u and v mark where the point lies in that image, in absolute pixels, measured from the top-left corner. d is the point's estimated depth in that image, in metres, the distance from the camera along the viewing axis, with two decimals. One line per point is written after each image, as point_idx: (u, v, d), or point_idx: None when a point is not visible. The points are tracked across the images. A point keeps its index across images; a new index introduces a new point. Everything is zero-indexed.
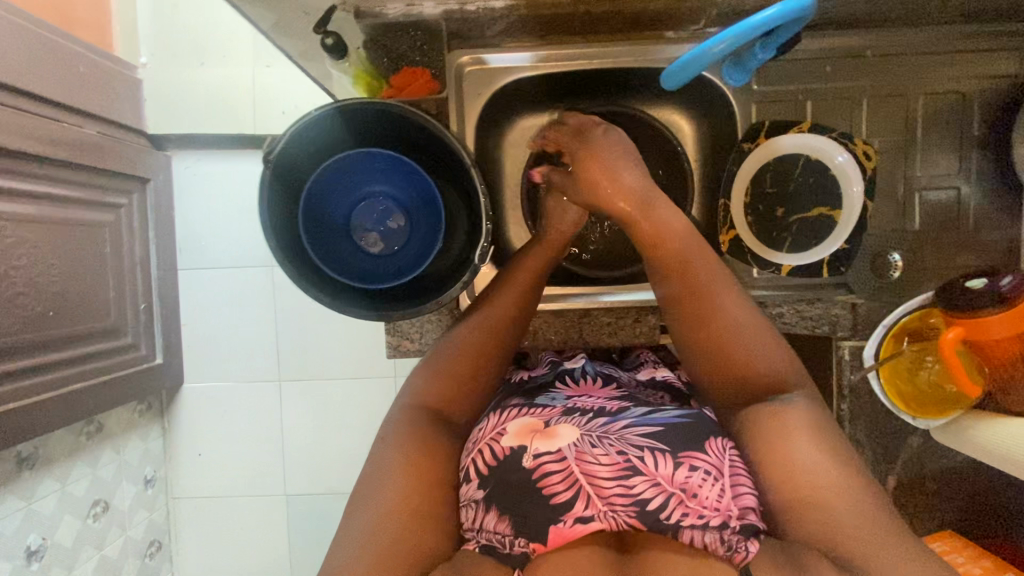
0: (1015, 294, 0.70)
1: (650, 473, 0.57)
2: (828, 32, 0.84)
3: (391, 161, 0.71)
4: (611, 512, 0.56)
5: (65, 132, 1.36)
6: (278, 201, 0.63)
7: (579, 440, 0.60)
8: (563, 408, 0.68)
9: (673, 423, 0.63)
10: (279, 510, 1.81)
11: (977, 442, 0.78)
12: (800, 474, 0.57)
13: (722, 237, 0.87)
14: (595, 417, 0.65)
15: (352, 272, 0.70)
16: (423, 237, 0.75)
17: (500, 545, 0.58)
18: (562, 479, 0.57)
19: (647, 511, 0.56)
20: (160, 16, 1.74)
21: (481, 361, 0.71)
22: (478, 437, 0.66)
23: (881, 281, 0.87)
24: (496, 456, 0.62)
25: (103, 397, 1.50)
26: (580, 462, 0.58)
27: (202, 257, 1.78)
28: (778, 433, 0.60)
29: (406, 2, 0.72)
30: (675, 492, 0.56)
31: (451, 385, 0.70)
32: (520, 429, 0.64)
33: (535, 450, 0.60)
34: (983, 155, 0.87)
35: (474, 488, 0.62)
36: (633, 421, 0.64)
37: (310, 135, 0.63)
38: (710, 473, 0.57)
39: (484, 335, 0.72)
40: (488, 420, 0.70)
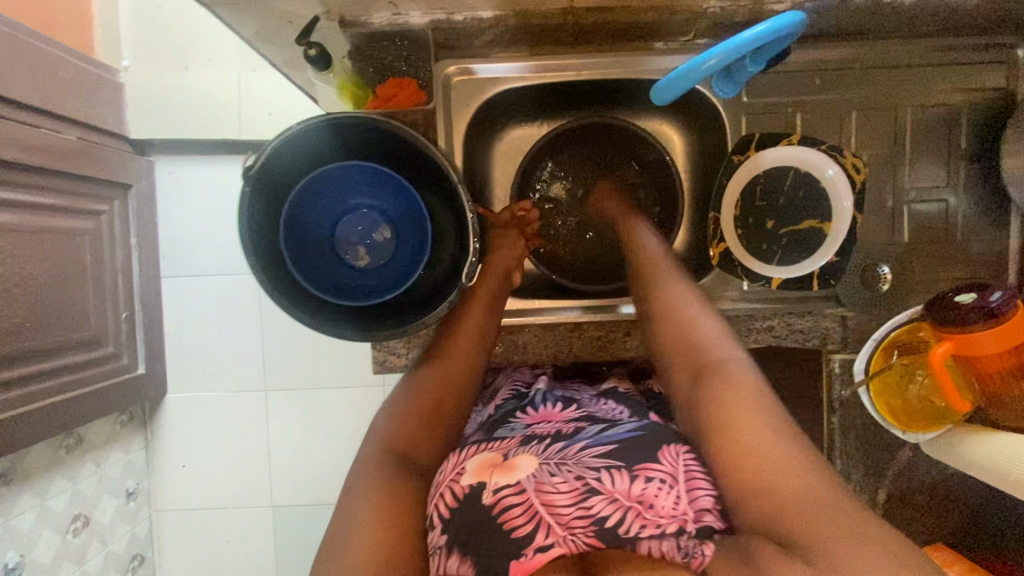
0: (1007, 311, 0.69)
1: (607, 490, 0.57)
2: (817, 44, 0.83)
3: (376, 173, 0.69)
4: (571, 537, 0.56)
5: (43, 138, 1.33)
6: (260, 220, 0.61)
7: (539, 469, 0.60)
8: (521, 437, 0.67)
9: (628, 439, 0.63)
10: (266, 522, 1.78)
11: (967, 456, 0.77)
12: (749, 456, 0.55)
13: (712, 250, 0.87)
14: (552, 443, 0.65)
15: (338, 288, 0.69)
16: (411, 249, 0.73)
17: None
18: (523, 512, 0.57)
19: (607, 528, 0.56)
20: (142, 18, 1.71)
21: (449, 385, 0.72)
22: (438, 480, 0.63)
23: (872, 294, 0.86)
24: (455, 497, 0.59)
25: (83, 408, 1.47)
26: (539, 493, 0.57)
27: (186, 264, 1.75)
28: (725, 414, 0.59)
29: (393, 10, 0.72)
30: (633, 505, 0.56)
31: (423, 410, 0.70)
32: (478, 465, 0.62)
33: (494, 485, 0.59)
34: (970, 167, 0.87)
35: (438, 534, 0.59)
36: (588, 442, 0.64)
37: (290, 151, 0.61)
38: (665, 481, 0.58)
39: (450, 360, 0.74)
40: (449, 461, 0.66)
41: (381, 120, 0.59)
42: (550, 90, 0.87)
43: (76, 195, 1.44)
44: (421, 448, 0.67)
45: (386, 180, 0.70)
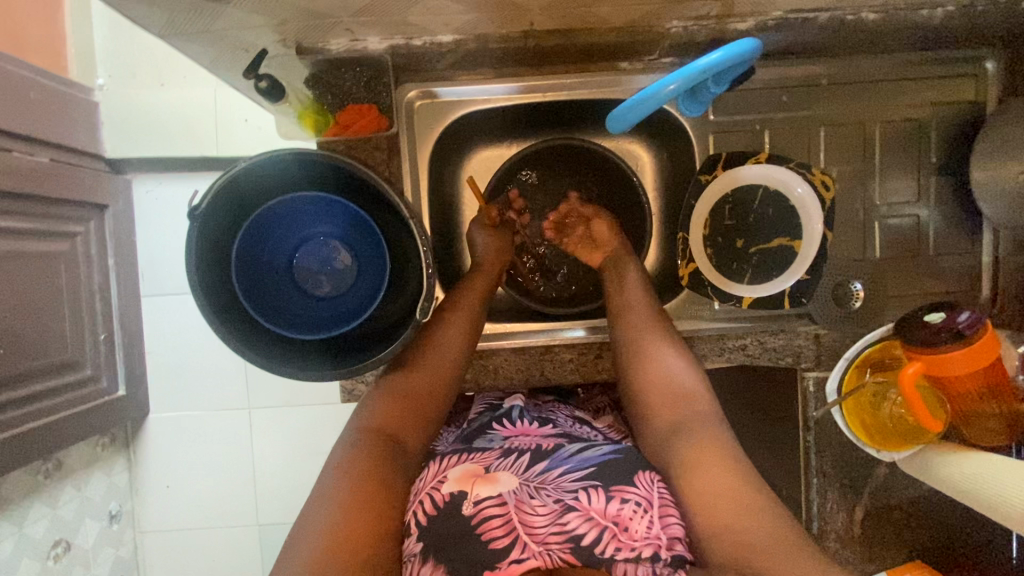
0: (972, 331, 0.68)
1: (584, 509, 0.59)
2: (783, 62, 0.82)
3: (330, 204, 0.67)
4: (547, 551, 0.57)
5: (15, 162, 1.31)
6: (209, 263, 0.59)
7: (519, 488, 0.62)
8: (502, 451, 0.68)
9: (606, 462, 0.64)
10: (251, 540, 1.76)
11: (941, 476, 0.77)
12: (717, 498, 0.57)
13: (682, 270, 0.85)
14: (532, 463, 0.65)
15: (298, 321, 0.68)
16: (370, 278, 0.71)
17: None
18: (502, 525, 0.59)
19: (582, 547, 0.57)
20: (117, 36, 1.69)
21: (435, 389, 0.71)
22: (418, 488, 0.65)
23: (844, 311, 0.85)
24: (435, 506, 0.61)
25: (62, 434, 1.45)
26: (518, 510, 0.59)
27: (166, 283, 1.73)
28: (700, 460, 0.60)
29: (350, 37, 0.71)
30: (608, 526, 0.58)
31: (405, 414, 0.67)
32: (461, 475, 0.64)
33: (474, 496, 0.61)
34: (940, 181, 0.87)
35: (415, 541, 0.61)
36: (565, 468, 0.64)
37: (237, 187, 0.59)
38: (641, 505, 0.59)
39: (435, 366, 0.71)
40: (429, 468, 0.67)
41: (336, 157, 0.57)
42: (515, 110, 0.86)
43: (51, 218, 1.42)
44: (405, 436, 0.66)
45: (340, 213, 0.68)
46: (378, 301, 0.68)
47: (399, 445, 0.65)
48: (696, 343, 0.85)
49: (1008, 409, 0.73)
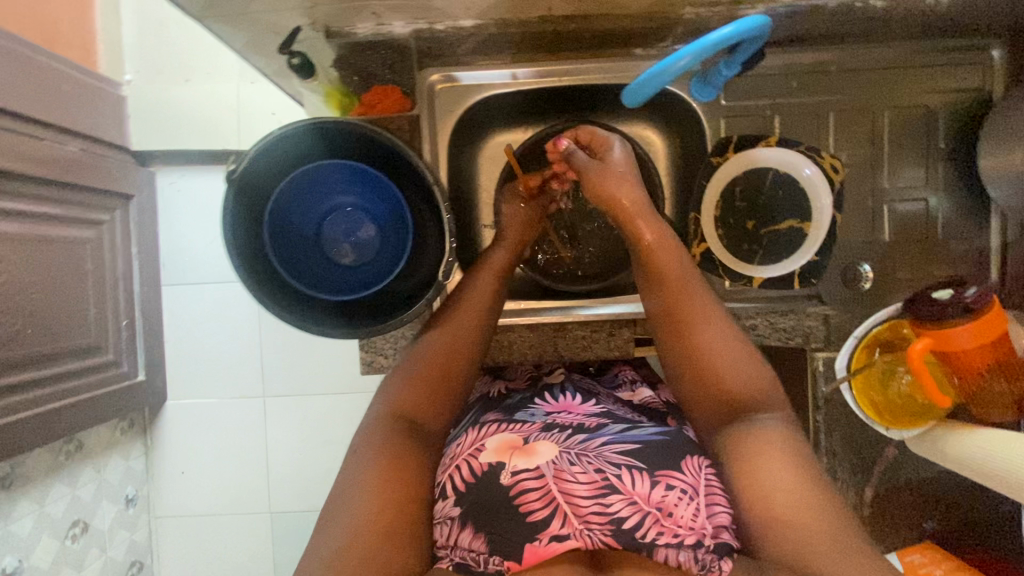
0: (980, 305, 0.70)
1: (627, 492, 0.60)
2: (792, 48, 0.85)
3: (357, 174, 0.70)
4: (587, 531, 0.59)
5: (46, 150, 1.37)
6: (243, 225, 0.63)
7: (558, 457, 0.64)
8: (543, 424, 0.71)
9: (651, 441, 0.67)
10: (262, 528, 1.79)
11: (951, 453, 0.78)
12: (776, 495, 0.57)
13: (694, 249, 0.88)
14: (574, 434, 0.69)
15: (323, 286, 0.71)
16: (392, 248, 0.74)
17: (474, 562, 0.61)
18: (540, 497, 0.61)
19: (623, 530, 0.58)
20: (144, 33, 1.75)
21: (452, 374, 0.73)
22: (455, 454, 0.70)
23: (853, 291, 0.87)
24: (473, 473, 0.65)
25: (82, 415, 1.49)
26: (558, 480, 0.61)
27: (186, 273, 1.78)
28: (758, 453, 0.61)
29: (375, 22, 0.74)
30: (652, 511, 0.59)
31: (425, 396, 0.72)
32: (500, 445, 0.68)
33: (513, 467, 0.64)
34: (948, 167, 0.88)
35: (450, 505, 0.65)
36: (610, 438, 0.68)
37: (271, 155, 0.63)
38: (686, 492, 0.60)
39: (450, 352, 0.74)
40: (466, 436, 0.74)
41: (360, 125, 0.61)
42: (531, 95, 0.89)
43: (78, 205, 1.47)
44: (424, 417, 0.71)
45: (364, 182, 0.71)
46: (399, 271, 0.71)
47: (419, 426, 0.70)
48: None
49: (1017, 386, 0.74)
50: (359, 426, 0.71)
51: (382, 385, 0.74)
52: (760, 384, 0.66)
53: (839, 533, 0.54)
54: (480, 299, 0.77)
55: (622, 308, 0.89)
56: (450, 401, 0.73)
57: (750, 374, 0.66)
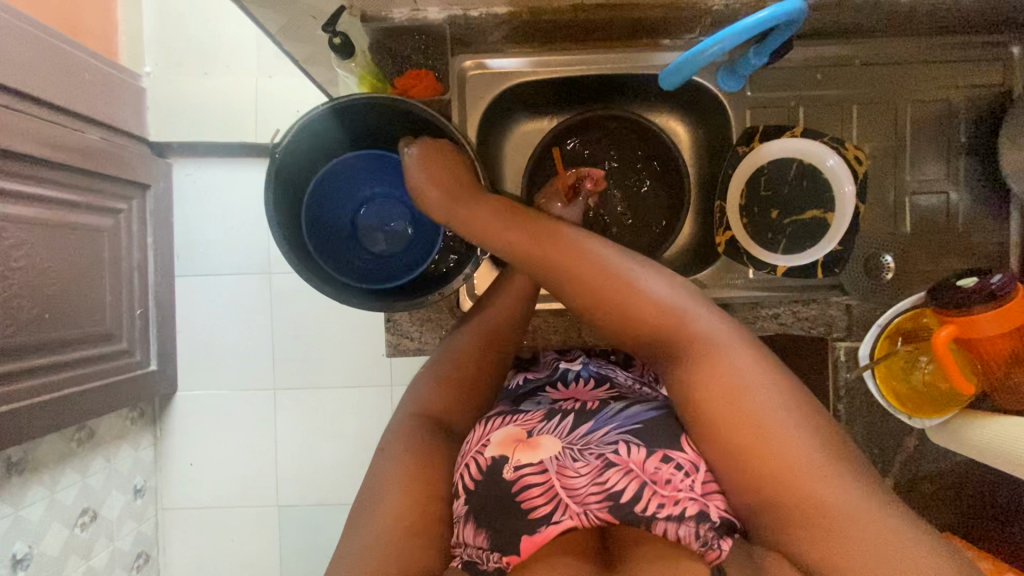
0: (1005, 294, 0.71)
1: (623, 462, 0.61)
2: (817, 42, 0.88)
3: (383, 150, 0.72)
4: (585, 510, 0.60)
5: (69, 137, 1.38)
6: (284, 204, 0.64)
7: (561, 453, 0.64)
8: (545, 412, 0.71)
9: (649, 421, 0.66)
10: (269, 522, 1.78)
11: (974, 442, 0.78)
12: (767, 477, 0.53)
13: (718, 238, 0.90)
14: (576, 424, 0.68)
15: (354, 270, 0.72)
16: (424, 235, 0.75)
17: (479, 560, 0.61)
18: (542, 494, 0.61)
19: (621, 505, 0.59)
20: (165, 26, 1.76)
21: (480, 366, 0.75)
22: (465, 450, 0.69)
23: (876, 283, 0.87)
24: (479, 469, 0.65)
25: (96, 402, 1.49)
26: (560, 477, 0.61)
27: (201, 264, 1.78)
28: (744, 433, 0.54)
29: (412, 6, 0.77)
30: (648, 482, 0.60)
31: (453, 392, 0.73)
32: (503, 439, 0.67)
33: (515, 462, 0.63)
34: (969, 161, 0.89)
35: (461, 502, 0.65)
36: (610, 427, 0.66)
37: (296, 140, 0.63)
38: (683, 469, 0.60)
39: (478, 344, 0.75)
40: (475, 431, 0.72)
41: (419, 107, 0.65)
42: (558, 84, 0.90)
43: (98, 192, 1.48)
44: (451, 416, 0.72)
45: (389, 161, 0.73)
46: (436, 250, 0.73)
47: (446, 424, 0.71)
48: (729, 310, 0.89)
49: None
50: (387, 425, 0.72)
51: (407, 390, 0.75)
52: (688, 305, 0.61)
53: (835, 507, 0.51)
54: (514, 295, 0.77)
55: None
56: (479, 393, 0.75)
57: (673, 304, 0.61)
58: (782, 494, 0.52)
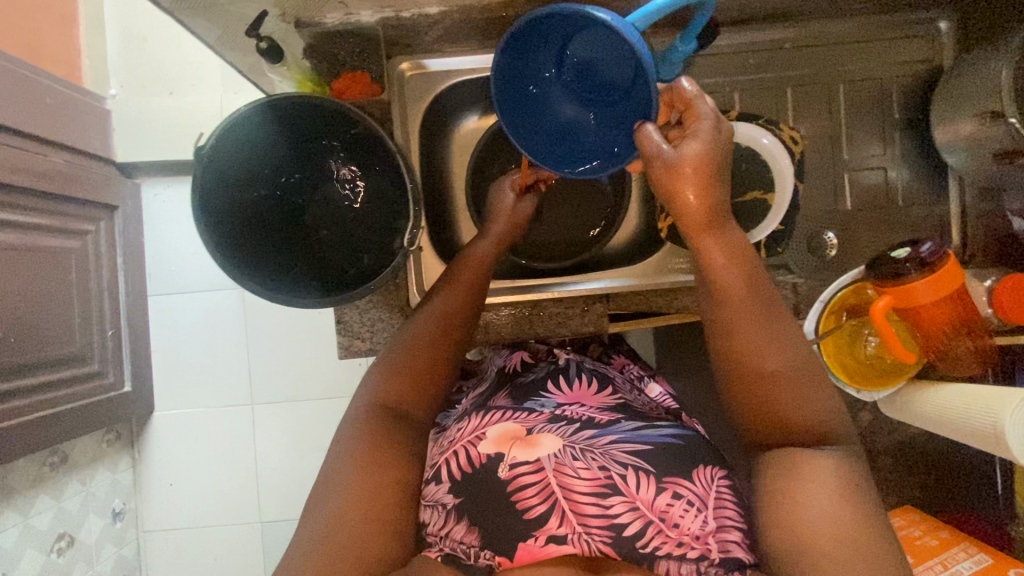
0: (934, 259, 0.72)
1: (630, 495, 0.64)
2: (748, 27, 0.89)
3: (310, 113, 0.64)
4: (585, 536, 0.63)
5: (31, 161, 1.38)
6: (220, 208, 0.64)
7: (561, 450, 0.67)
8: (551, 415, 0.74)
9: (664, 443, 0.70)
10: (252, 538, 1.76)
11: (922, 411, 0.79)
12: (805, 518, 0.56)
13: (661, 223, 0.88)
14: (582, 429, 0.72)
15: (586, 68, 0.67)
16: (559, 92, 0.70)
17: (463, 555, 0.65)
18: (537, 495, 0.64)
19: (624, 536, 0.62)
20: (129, 48, 1.77)
21: (436, 358, 0.73)
22: (455, 440, 0.73)
23: (819, 259, 0.89)
24: (471, 462, 0.68)
25: (69, 424, 1.48)
26: (558, 475, 0.65)
27: (172, 283, 1.78)
28: (795, 476, 0.59)
29: (343, 10, 0.77)
30: (655, 520, 0.63)
31: (405, 384, 0.71)
32: (500, 436, 0.70)
33: (512, 460, 0.67)
34: (905, 136, 0.91)
35: (442, 491, 0.68)
36: (620, 437, 0.71)
37: (223, 178, 0.64)
38: (693, 504, 0.64)
39: (436, 333, 0.74)
40: (470, 422, 0.76)
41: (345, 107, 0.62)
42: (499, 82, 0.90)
43: (63, 215, 1.48)
44: (409, 408, 0.71)
45: (338, 131, 0.67)
46: (378, 256, 0.70)
47: (403, 414, 0.70)
48: (677, 297, 0.90)
49: (976, 342, 0.77)
50: (344, 413, 0.72)
51: (367, 371, 0.74)
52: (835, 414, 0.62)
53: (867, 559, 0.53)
54: (467, 282, 0.77)
55: (606, 283, 0.89)
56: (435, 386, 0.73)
57: (820, 403, 0.62)
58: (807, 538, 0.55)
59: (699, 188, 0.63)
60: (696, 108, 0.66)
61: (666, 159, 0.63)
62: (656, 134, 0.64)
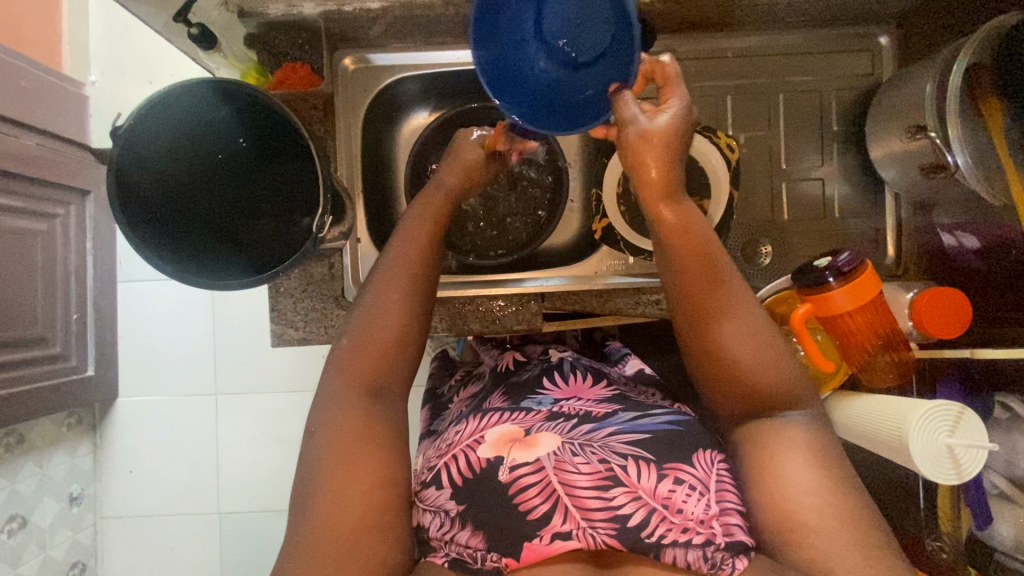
0: (851, 269, 0.73)
1: (631, 485, 0.60)
2: (690, 37, 0.90)
3: (226, 98, 0.65)
4: (590, 531, 0.59)
5: (4, 142, 1.37)
6: (140, 189, 0.65)
7: (561, 448, 0.64)
8: (548, 413, 0.72)
9: (661, 430, 0.66)
10: (209, 529, 1.75)
11: (845, 423, 0.79)
12: (792, 503, 0.56)
13: (596, 225, 0.89)
14: (580, 424, 0.69)
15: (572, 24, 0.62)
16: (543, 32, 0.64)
17: (470, 559, 0.61)
18: (539, 493, 0.61)
19: (629, 529, 0.59)
20: (110, 36, 1.75)
21: (405, 324, 0.66)
22: (455, 442, 0.70)
23: (751, 267, 0.91)
24: (472, 466, 0.65)
25: (29, 407, 1.47)
26: (558, 471, 0.62)
27: (141, 270, 1.77)
28: (772, 458, 0.59)
29: (285, 2, 0.79)
30: (658, 508, 0.59)
31: (369, 357, 0.65)
32: (499, 439, 0.67)
33: (511, 462, 0.63)
34: (843, 149, 0.92)
35: (445, 496, 0.65)
36: (620, 428, 0.67)
37: (141, 157, 0.64)
38: (696, 488, 0.60)
39: (402, 297, 0.67)
40: (467, 424, 0.73)
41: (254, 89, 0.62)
42: (444, 79, 0.92)
43: (35, 198, 1.47)
44: (383, 382, 0.65)
45: (255, 116, 0.68)
46: (294, 243, 0.70)
47: (376, 395, 0.64)
48: (611, 297, 0.90)
49: (896, 355, 0.78)
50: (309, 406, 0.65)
51: (332, 349, 0.67)
52: (796, 382, 0.61)
53: (854, 540, 0.54)
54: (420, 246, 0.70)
55: (541, 282, 0.90)
56: (399, 357, 0.66)
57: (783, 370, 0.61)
58: (795, 525, 0.56)
59: (664, 163, 0.60)
60: (674, 84, 0.62)
61: (639, 130, 0.60)
62: (634, 104, 0.61)
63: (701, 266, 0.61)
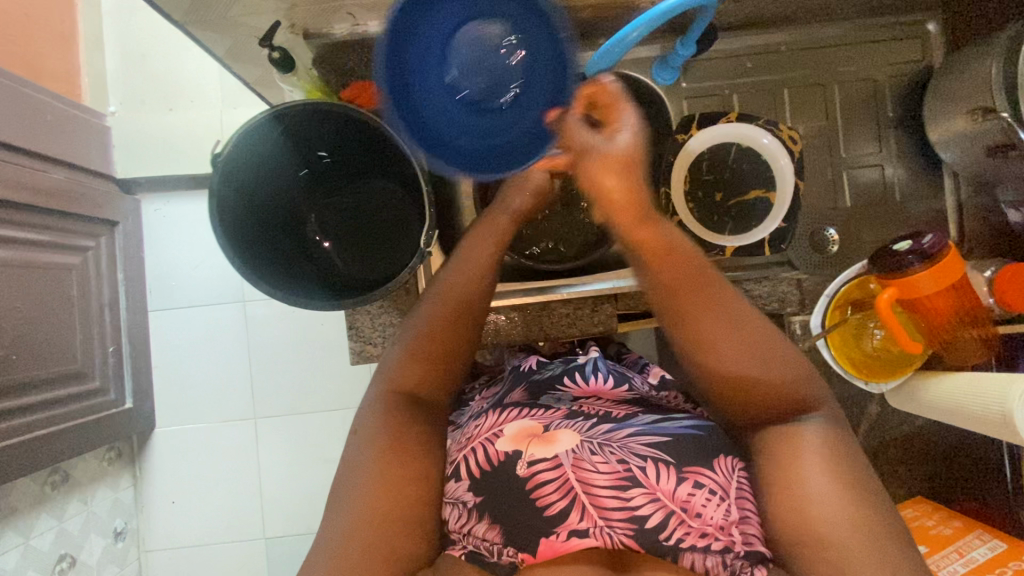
0: (936, 251, 0.73)
1: (650, 486, 0.60)
2: (741, 32, 0.91)
3: (322, 119, 0.66)
4: (607, 530, 0.59)
5: (35, 177, 1.36)
6: (236, 215, 0.65)
7: (578, 446, 0.65)
8: (567, 413, 0.72)
9: (682, 434, 0.66)
10: (257, 555, 1.72)
11: (922, 401, 0.83)
12: (812, 506, 0.55)
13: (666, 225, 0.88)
14: (600, 424, 0.69)
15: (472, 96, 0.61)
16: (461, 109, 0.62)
17: (488, 553, 0.62)
18: (556, 490, 0.62)
19: (646, 530, 0.59)
20: (128, 63, 1.73)
21: (454, 333, 0.64)
22: (474, 435, 0.70)
23: (822, 256, 0.92)
24: (490, 459, 0.65)
25: (74, 443, 1.45)
26: (577, 469, 0.62)
27: (173, 298, 1.73)
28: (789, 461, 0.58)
29: (352, 22, 0.80)
30: (676, 510, 0.59)
31: (425, 369, 0.64)
32: (517, 434, 0.67)
33: (529, 457, 0.64)
34: (899, 132, 0.94)
35: (463, 488, 0.65)
36: (637, 429, 0.67)
37: (235, 183, 0.64)
38: (715, 493, 0.60)
39: (450, 315, 0.63)
40: (486, 419, 0.73)
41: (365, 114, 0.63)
42: None
43: (66, 232, 1.46)
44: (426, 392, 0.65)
45: (350, 135, 0.69)
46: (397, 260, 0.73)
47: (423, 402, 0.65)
48: None
49: (981, 331, 0.80)
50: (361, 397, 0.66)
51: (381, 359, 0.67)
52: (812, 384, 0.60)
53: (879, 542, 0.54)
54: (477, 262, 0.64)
55: (613, 283, 0.90)
56: (451, 368, 0.65)
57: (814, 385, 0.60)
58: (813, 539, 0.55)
59: (623, 181, 0.58)
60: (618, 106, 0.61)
61: (598, 150, 0.59)
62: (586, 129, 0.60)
63: (676, 282, 0.57)
